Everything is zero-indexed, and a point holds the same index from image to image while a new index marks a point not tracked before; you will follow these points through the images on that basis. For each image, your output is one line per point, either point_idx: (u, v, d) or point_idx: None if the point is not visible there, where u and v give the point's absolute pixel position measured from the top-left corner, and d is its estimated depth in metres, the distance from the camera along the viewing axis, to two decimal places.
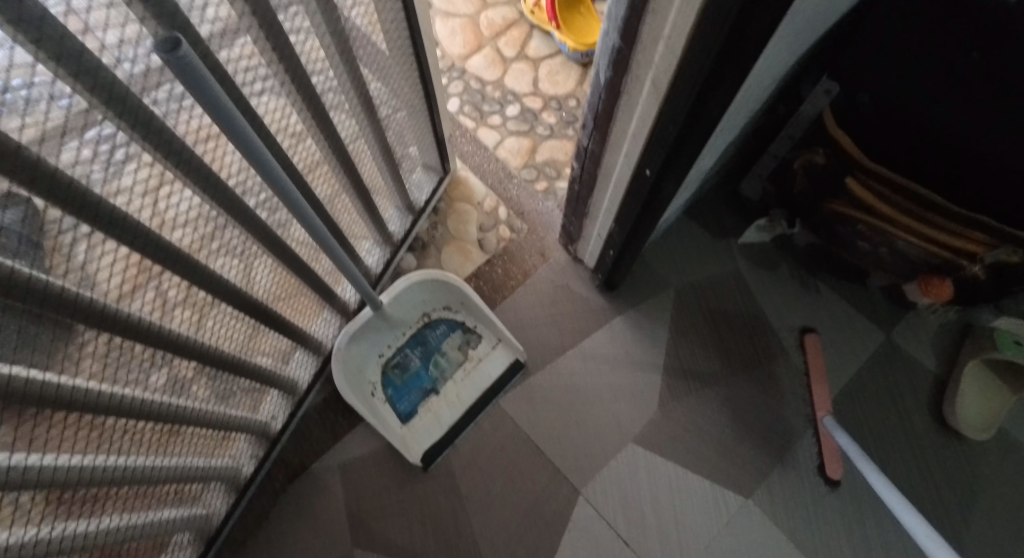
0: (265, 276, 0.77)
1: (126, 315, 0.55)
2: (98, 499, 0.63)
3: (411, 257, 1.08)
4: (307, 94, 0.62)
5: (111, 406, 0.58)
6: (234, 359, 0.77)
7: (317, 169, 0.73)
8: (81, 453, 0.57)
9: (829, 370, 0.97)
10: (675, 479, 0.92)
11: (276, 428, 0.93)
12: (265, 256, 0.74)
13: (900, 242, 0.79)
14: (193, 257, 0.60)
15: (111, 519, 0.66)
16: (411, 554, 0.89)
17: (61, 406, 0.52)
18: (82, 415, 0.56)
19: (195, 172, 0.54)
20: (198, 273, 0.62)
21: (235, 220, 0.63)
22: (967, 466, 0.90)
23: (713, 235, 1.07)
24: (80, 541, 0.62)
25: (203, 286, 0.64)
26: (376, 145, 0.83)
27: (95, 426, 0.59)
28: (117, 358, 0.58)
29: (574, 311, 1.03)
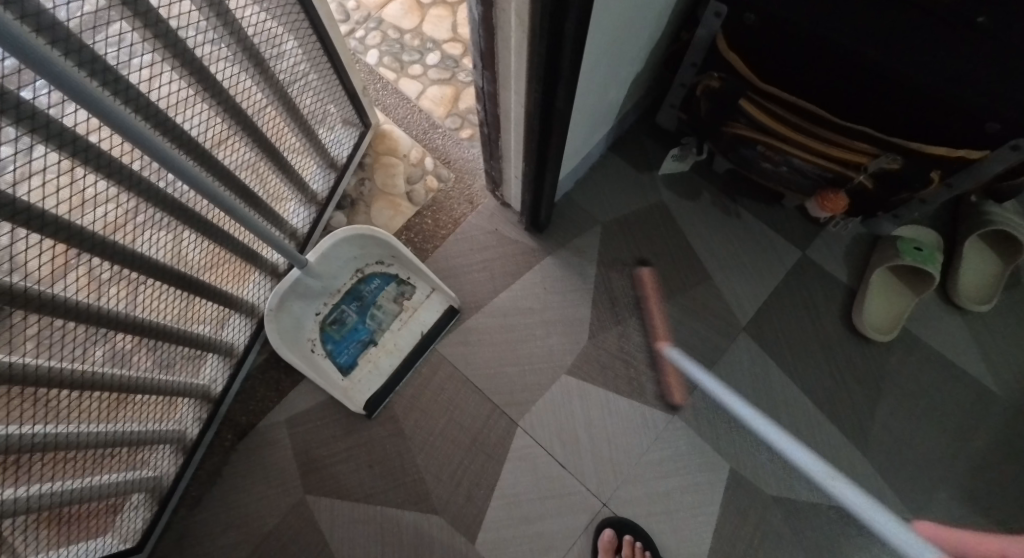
0: (192, 249, 0.77)
1: (39, 292, 0.56)
2: (39, 467, 0.66)
3: (340, 215, 1.08)
4: (191, 63, 0.60)
5: (42, 378, 0.61)
6: (170, 329, 0.78)
7: (226, 142, 0.73)
8: (18, 423, 0.60)
9: (747, 289, 1.02)
10: (606, 403, 0.97)
11: (217, 390, 0.95)
12: (190, 229, 0.74)
13: (794, 158, 0.82)
14: (109, 239, 0.61)
15: (58, 485, 0.69)
16: (362, 494, 0.95)
17: None
18: (18, 388, 0.59)
19: (88, 154, 0.54)
20: (111, 248, 0.62)
21: (142, 197, 0.63)
22: (874, 365, 0.97)
23: (637, 169, 1.09)
24: (31, 503, 0.66)
25: (128, 263, 0.66)
26: (284, 109, 0.82)
27: (36, 397, 0.62)
28: (41, 335, 0.59)
29: (505, 254, 1.05)
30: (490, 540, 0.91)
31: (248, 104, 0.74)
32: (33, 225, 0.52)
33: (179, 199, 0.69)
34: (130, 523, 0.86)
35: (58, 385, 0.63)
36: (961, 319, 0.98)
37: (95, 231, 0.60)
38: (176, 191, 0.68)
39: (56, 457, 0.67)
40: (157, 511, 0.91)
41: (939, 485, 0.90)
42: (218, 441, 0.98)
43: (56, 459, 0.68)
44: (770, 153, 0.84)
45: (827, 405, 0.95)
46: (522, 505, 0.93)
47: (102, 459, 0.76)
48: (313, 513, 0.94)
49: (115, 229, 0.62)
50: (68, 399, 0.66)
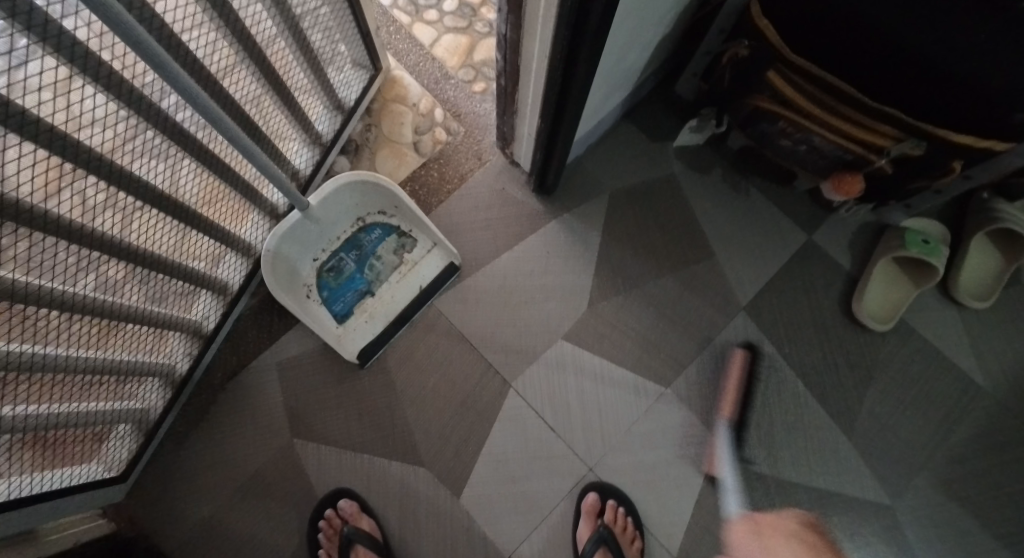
0: (189, 180, 0.74)
1: (33, 208, 0.53)
2: (22, 389, 0.63)
3: (343, 160, 1.05)
4: None
5: (33, 297, 0.58)
6: (161, 260, 0.76)
7: (233, 72, 0.69)
8: (8, 340, 0.58)
9: (750, 269, 1.01)
10: (599, 371, 0.97)
11: (209, 328, 0.94)
12: (186, 157, 0.71)
13: (816, 137, 0.79)
14: (107, 159, 0.59)
15: (46, 408, 0.68)
16: (349, 442, 0.95)
17: None
18: (7, 304, 0.56)
19: (89, 65, 0.51)
20: (105, 167, 0.59)
21: (139, 115, 0.60)
22: (867, 353, 0.97)
23: (650, 138, 1.07)
24: (18, 424, 0.64)
25: (123, 186, 0.63)
26: (295, 44, 0.78)
27: (29, 317, 0.59)
28: (28, 251, 0.55)
29: (509, 214, 1.03)
30: (475, 495, 0.92)
31: (259, 33, 0.70)
32: (28, 133, 0.49)
33: (180, 123, 0.66)
34: (116, 453, 0.86)
35: (51, 305, 0.61)
36: (957, 315, 0.98)
37: (94, 148, 0.57)
38: (177, 115, 0.65)
39: (42, 380, 0.65)
40: (144, 444, 0.90)
41: (916, 473, 0.92)
42: (207, 379, 0.97)
43: (41, 383, 0.66)
44: (789, 129, 0.82)
45: (817, 389, 0.96)
46: (508, 463, 0.93)
47: (87, 387, 0.74)
48: (299, 457, 0.94)
49: (114, 150, 0.60)
50: (56, 322, 0.64)
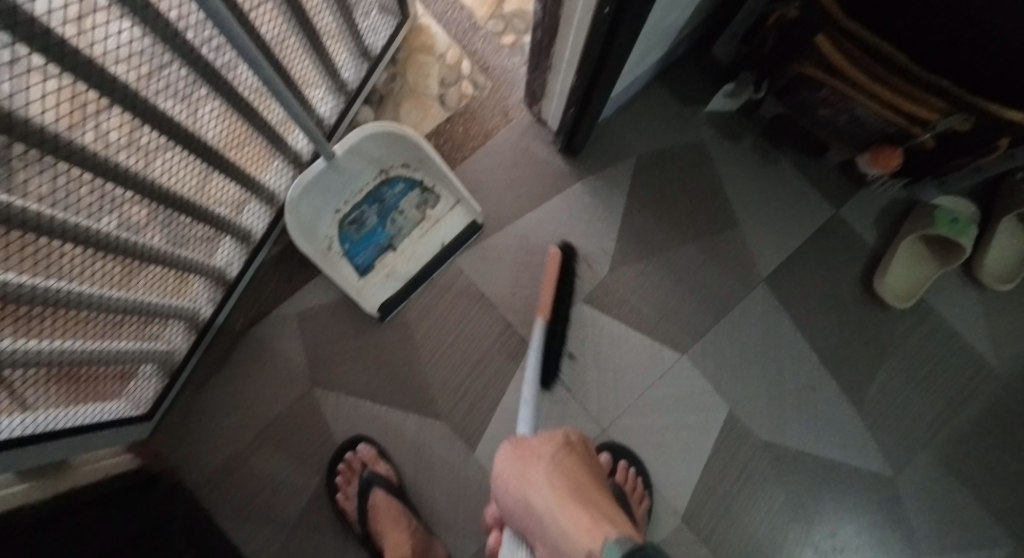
0: (216, 122, 0.72)
1: (66, 140, 0.51)
2: (46, 325, 0.62)
3: (367, 110, 1.03)
4: None
5: (65, 233, 0.57)
6: (186, 202, 0.75)
7: (261, 8, 0.65)
8: (41, 276, 0.57)
9: (774, 240, 1.01)
10: (616, 334, 0.98)
11: (231, 274, 0.94)
12: (213, 97, 0.69)
13: (858, 107, 0.78)
14: (136, 94, 0.57)
15: (70, 345, 0.68)
16: (367, 392, 0.97)
17: (15, 228, 0.51)
18: (40, 239, 0.55)
19: None
20: (135, 102, 0.57)
21: (172, 51, 0.58)
22: (883, 330, 0.98)
23: (681, 101, 1.04)
24: (47, 358, 0.64)
25: (150, 124, 0.61)
26: None
27: (59, 252, 0.59)
28: (59, 184, 0.54)
29: (534, 174, 1.02)
30: (489, 450, 0.95)
31: None
32: (68, 65, 0.47)
33: (211, 62, 0.64)
34: (142, 392, 0.87)
35: (77, 241, 0.60)
36: (978, 296, 0.98)
37: (128, 82, 0.55)
38: (207, 52, 0.63)
39: (66, 316, 0.65)
40: (168, 385, 0.92)
41: (921, 448, 0.95)
42: (228, 325, 0.99)
43: (63, 318, 0.65)
44: (832, 98, 0.80)
45: (830, 363, 0.97)
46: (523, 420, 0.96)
47: (111, 326, 0.74)
48: (318, 404, 0.96)
49: (143, 84, 0.58)
50: (78, 259, 0.62)
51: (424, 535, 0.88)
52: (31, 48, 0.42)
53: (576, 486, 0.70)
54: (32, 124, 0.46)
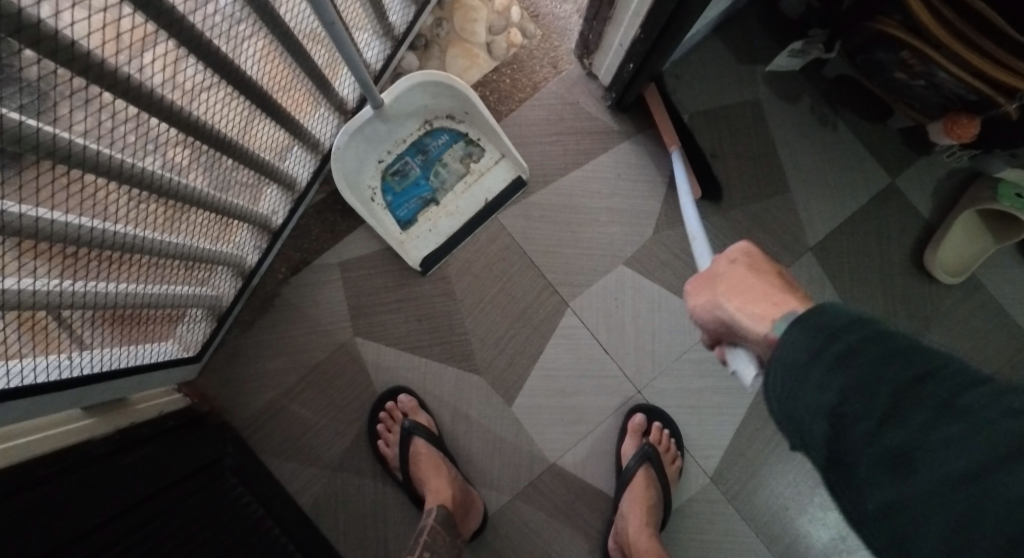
0: (258, 58, 0.68)
1: (113, 68, 0.48)
2: (97, 267, 0.61)
3: (412, 57, 0.99)
4: None
5: (123, 175, 0.57)
6: (234, 146, 0.73)
7: None
8: (101, 219, 0.57)
9: (824, 208, 0.98)
10: (657, 297, 0.97)
11: (277, 223, 0.94)
12: (258, 29, 0.65)
13: (940, 72, 0.73)
14: (194, 28, 0.54)
15: (121, 286, 0.67)
16: (408, 344, 0.98)
17: (74, 167, 0.50)
18: (96, 180, 0.54)
19: None
20: (187, 34, 0.54)
21: None
22: (929, 304, 0.97)
23: (739, 58, 0.99)
24: (107, 302, 0.65)
25: (206, 60, 0.59)
26: None
27: (116, 195, 0.58)
28: (103, 116, 0.51)
29: (581, 129, 0.99)
30: (526, 405, 0.96)
31: None
32: None
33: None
34: (191, 335, 0.88)
35: (127, 182, 0.58)
36: None
37: (185, 15, 0.53)
38: None
39: (117, 258, 0.63)
40: (215, 329, 0.94)
41: None
42: (271, 272, 0.99)
43: (116, 261, 0.63)
44: (912, 62, 0.76)
45: None
46: (560, 378, 0.97)
47: (165, 271, 0.74)
48: (360, 354, 0.98)
49: (202, 18, 0.56)
50: (127, 200, 0.60)
51: (462, 485, 0.90)
52: None
53: (750, 297, 0.52)
54: (81, 48, 0.43)
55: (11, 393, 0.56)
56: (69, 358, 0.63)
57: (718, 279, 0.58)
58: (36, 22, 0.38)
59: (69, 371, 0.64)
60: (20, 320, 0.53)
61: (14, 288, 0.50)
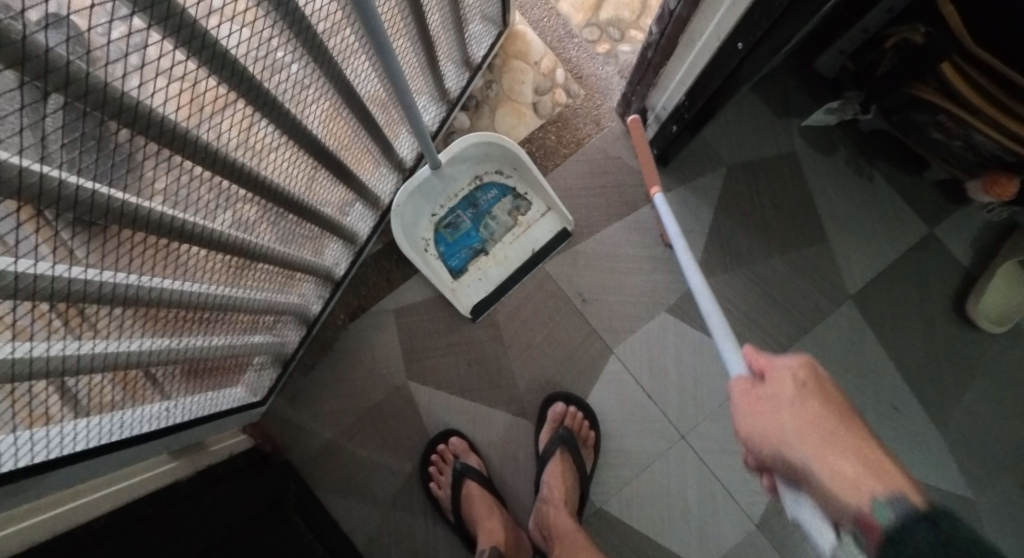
0: (332, 123, 0.73)
1: (223, 154, 0.55)
2: (179, 323, 0.66)
3: (464, 117, 1.06)
4: None
5: (214, 242, 0.63)
6: (308, 208, 0.79)
7: (394, 22, 0.67)
8: (189, 281, 0.63)
9: (861, 257, 1.01)
10: (699, 343, 1.00)
11: (339, 273, 1.00)
12: (332, 96, 0.69)
13: (977, 135, 0.77)
14: (289, 113, 0.61)
15: (198, 340, 0.72)
16: (458, 386, 1.02)
17: (176, 238, 0.56)
18: (188, 247, 0.60)
19: (296, 24, 0.53)
20: (284, 119, 0.61)
21: (318, 69, 0.62)
22: (972, 351, 0.98)
23: (775, 112, 1.03)
24: (187, 354, 0.70)
25: (294, 138, 0.66)
26: (446, 3, 0.77)
27: (202, 259, 0.64)
28: (192, 186, 0.54)
29: (623, 182, 1.04)
30: None
31: None
32: (241, 90, 0.52)
33: (345, 77, 0.69)
34: (258, 380, 0.94)
35: (216, 247, 0.64)
36: None
37: (285, 103, 0.60)
38: (343, 68, 0.67)
39: (197, 315, 0.69)
40: (279, 373, 1.00)
41: (1003, 470, 0.95)
42: (330, 318, 1.05)
43: (195, 317, 0.68)
44: (949, 124, 0.79)
45: (915, 383, 0.98)
46: (605, 421, 1.00)
47: (239, 323, 0.80)
48: (412, 396, 1.02)
49: (296, 103, 0.63)
50: (211, 263, 0.66)
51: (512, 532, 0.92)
52: (205, 69, 0.46)
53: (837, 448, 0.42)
54: (172, 123, 0.46)
55: (100, 444, 0.60)
56: (157, 407, 0.69)
57: (770, 402, 0.49)
58: (135, 105, 0.41)
59: (154, 422, 0.69)
60: (114, 376, 0.59)
61: (114, 348, 0.55)
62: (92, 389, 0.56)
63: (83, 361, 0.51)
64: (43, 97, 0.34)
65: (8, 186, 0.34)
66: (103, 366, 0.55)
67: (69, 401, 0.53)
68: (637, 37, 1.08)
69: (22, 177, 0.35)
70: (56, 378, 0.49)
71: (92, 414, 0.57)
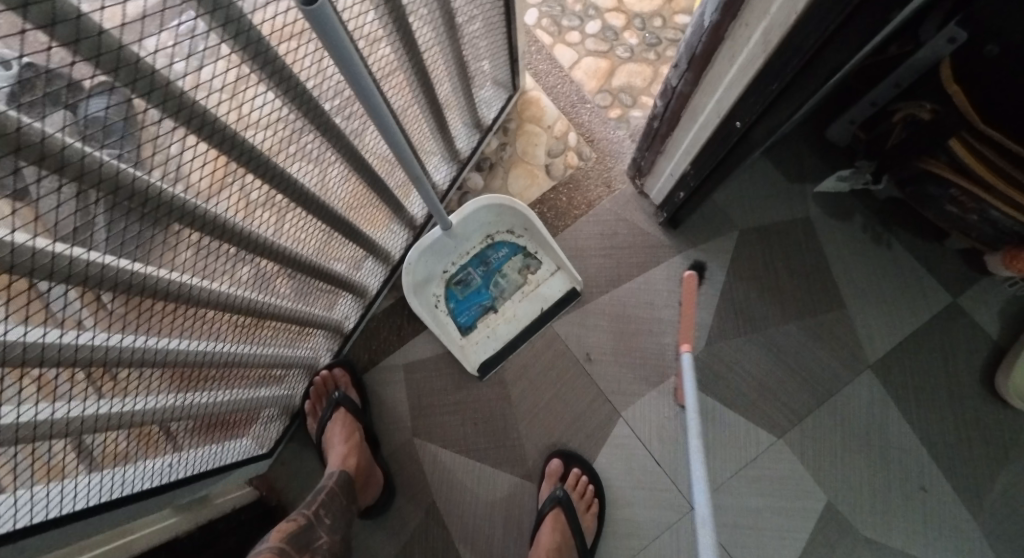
0: (345, 187, 0.77)
1: (238, 226, 0.59)
2: (192, 379, 0.68)
3: (478, 177, 1.10)
4: (405, 31, 0.61)
5: (227, 304, 0.65)
6: (322, 267, 0.83)
7: (404, 94, 0.72)
8: (202, 340, 0.65)
9: (880, 326, 0.97)
10: (711, 410, 0.97)
11: (348, 326, 1.03)
12: (344, 165, 0.72)
13: (992, 210, 0.76)
14: (301, 184, 0.65)
15: (210, 395, 0.74)
16: (462, 446, 1.01)
17: (192, 302, 0.59)
18: (204, 310, 0.62)
19: (309, 110, 0.57)
20: (297, 191, 0.65)
21: (331, 143, 0.65)
22: (1006, 429, 0.93)
23: (788, 178, 1.03)
24: (198, 409, 0.72)
25: (306, 207, 0.69)
26: (456, 74, 0.81)
27: (216, 319, 0.66)
28: (206, 257, 0.58)
29: (633, 245, 1.04)
30: None
31: (432, 65, 0.73)
32: (255, 170, 0.55)
33: (358, 150, 0.72)
34: (265, 432, 0.95)
35: (231, 308, 0.67)
36: None
37: (297, 177, 0.64)
38: (355, 143, 0.71)
39: (210, 371, 0.71)
40: (286, 424, 1.01)
41: None
42: None
43: (207, 373, 0.70)
44: (962, 198, 0.78)
45: (944, 461, 0.92)
46: (612, 489, 0.96)
47: (249, 377, 0.82)
48: (417, 454, 1.02)
49: (308, 174, 0.66)
50: (225, 323, 0.68)
51: (365, 468, 0.93)
52: (217, 152, 0.50)
53: None
54: (188, 204, 0.50)
55: (109, 499, 0.61)
56: (168, 462, 0.70)
57: None
58: (151, 189, 0.44)
59: (166, 476, 0.70)
60: (129, 431, 0.61)
61: (127, 407, 0.57)
62: (107, 443, 0.57)
63: (95, 421, 0.53)
64: (60, 188, 0.37)
65: (27, 268, 0.37)
66: (119, 424, 0.57)
67: (85, 457, 0.55)
68: (649, 103, 1.11)
69: (38, 258, 0.38)
70: (71, 437, 0.51)
71: (105, 468, 0.59)
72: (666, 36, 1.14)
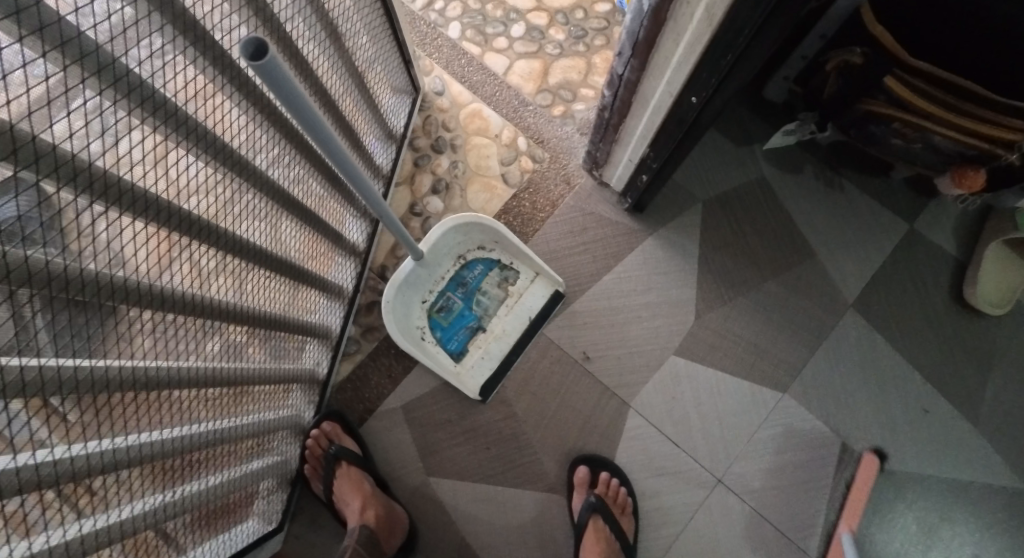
0: (295, 236, 0.72)
1: (197, 296, 0.54)
2: (181, 470, 0.62)
3: (436, 200, 1.07)
4: (298, 60, 0.57)
5: (204, 380, 0.60)
6: (289, 317, 0.78)
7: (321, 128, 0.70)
8: (185, 425, 0.60)
9: (852, 266, 1.01)
10: (715, 381, 0.98)
11: (321, 372, 0.97)
12: (290, 216, 0.69)
13: (935, 137, 0.80)
14: (251, 239, 0.60)
15: (204, 481, 0.67)
16: (478, 475, 0.97)
17: (166, 386, 0.53)
18: (179, 392, 0.57)
19: (238, 166, 0.53)
20: (249, 248, 0.60)
21: (271, 193, 0.61)
22: (983, 337, 0.98)
23: (736, 143, 1.06)
24: (194, 499, 0.66)
25: (262, 261, 0.64)
26: (357, 93, 0.79)
27: (195, 400, 0.60)
28: (170, 336, 0.52)
29: (604, 236, 1.04)
30: None
31: (334, 88, 0.70)
32: (202, 236, 0.51)
33: (297, 196, 0.68)
34: (268, 506, 0.89)
35: (209, 382, 0.61)
36: None
37: (246, 234, 0.59)
38: (294, 190, 0.67)
39: (199, 456, 0.65)
40: (287, 492, 0.95)
41: None
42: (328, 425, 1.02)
43: (196, 459, 0.64)
44: (905, 130, 0.82)
45: (936, 380, 0.96)
46: (639, 482, 0.95)
47: (240, 452, 0.76)
48: (435, 494, 0.97)
49: (257, 230, 0.62)
50: (205, 401, 0.63)
51: (385, 517, 0.89)
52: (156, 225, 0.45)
53: None
54: (138, 283, 0.45)
55: None
56: None
57: None
58: (93, 275, 0.40)
59: None
60: (125, 543, 0.54)
61: (116, 518, 0.51)
62: None
63: (83, 543, 0.47)
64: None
65: None
66: (109, 539, 0.51)
67: None
68: (589, 94, 1.11)
69: None
70: None
71: None
72: (591, 26, 1.15)
